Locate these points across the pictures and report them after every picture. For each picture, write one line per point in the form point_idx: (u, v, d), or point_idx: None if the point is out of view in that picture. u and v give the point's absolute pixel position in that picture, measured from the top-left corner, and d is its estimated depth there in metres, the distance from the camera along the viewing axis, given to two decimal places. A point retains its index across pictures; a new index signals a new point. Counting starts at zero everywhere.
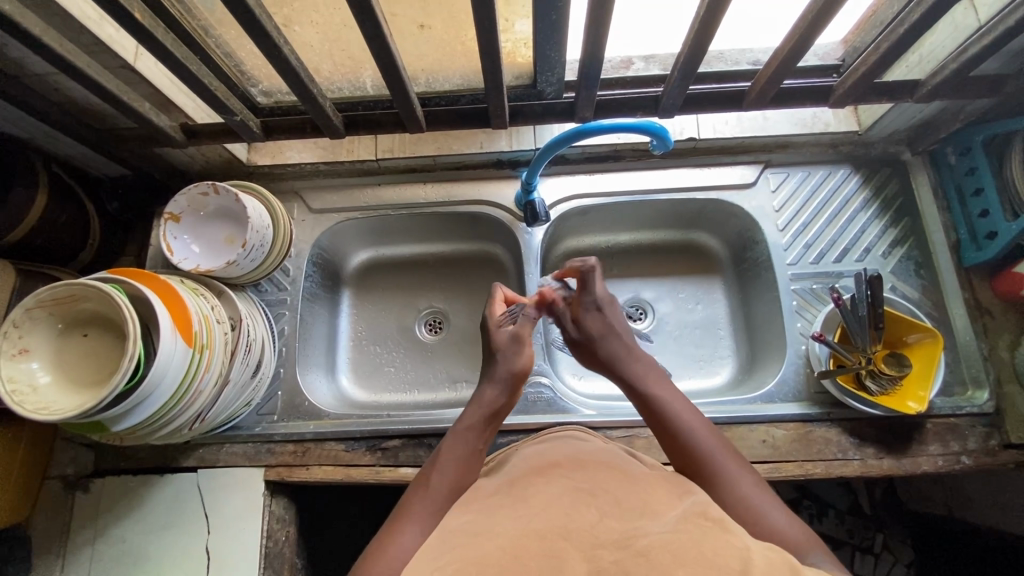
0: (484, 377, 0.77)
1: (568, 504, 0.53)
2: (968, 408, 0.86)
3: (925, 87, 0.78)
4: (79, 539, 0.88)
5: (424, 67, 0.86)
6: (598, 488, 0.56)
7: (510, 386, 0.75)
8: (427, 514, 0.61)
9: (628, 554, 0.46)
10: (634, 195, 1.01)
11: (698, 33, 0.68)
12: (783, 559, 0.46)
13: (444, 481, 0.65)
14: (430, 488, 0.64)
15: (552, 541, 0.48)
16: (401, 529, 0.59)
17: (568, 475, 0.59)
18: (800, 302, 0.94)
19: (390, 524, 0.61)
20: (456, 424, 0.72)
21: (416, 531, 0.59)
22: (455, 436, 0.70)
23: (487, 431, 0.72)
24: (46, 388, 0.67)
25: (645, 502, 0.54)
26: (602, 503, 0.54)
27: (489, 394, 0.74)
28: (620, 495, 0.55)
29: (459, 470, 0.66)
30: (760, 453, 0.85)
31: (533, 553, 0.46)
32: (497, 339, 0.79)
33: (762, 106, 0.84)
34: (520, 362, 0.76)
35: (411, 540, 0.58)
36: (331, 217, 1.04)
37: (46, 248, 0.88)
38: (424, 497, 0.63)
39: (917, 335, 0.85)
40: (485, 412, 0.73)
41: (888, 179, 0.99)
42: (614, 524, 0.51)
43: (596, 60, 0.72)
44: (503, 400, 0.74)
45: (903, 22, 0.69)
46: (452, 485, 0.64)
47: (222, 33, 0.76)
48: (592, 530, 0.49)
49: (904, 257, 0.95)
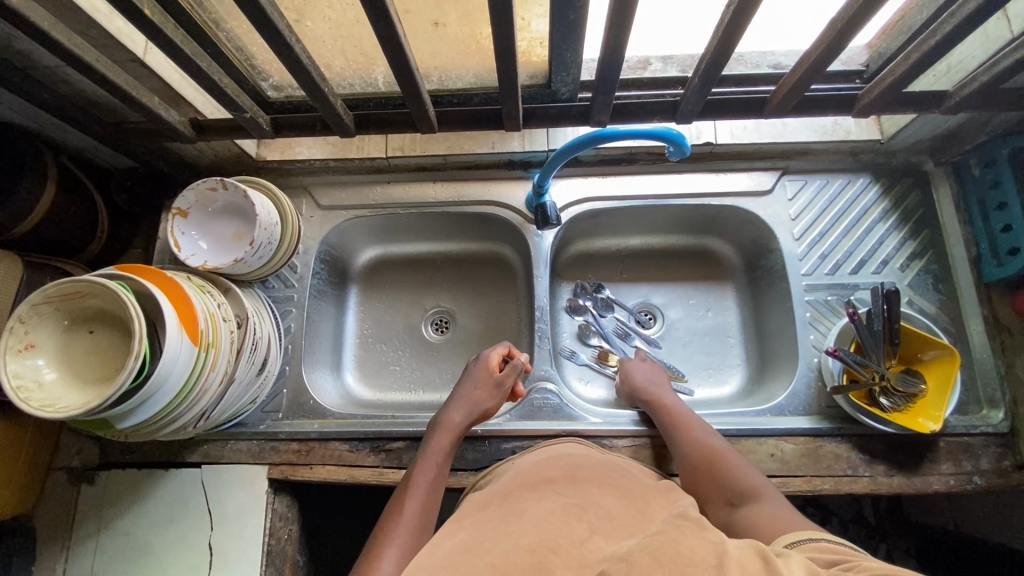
0: (453, 402, 0.84)
1: (560, 517, 0.52)
2: (981, 428, 0.85)
3: (953, 99, 0.75)
4: (83, 531, 0.89)
5: (437, 65, 0.85)
6: (589, 503, 0.55)
7: (476, 418, 0.83)
8: (404, 542, 0.63)
9: (611, 561, 0.44)
10: (647, 199, 0.99)
11: (722, 38, 0.65)
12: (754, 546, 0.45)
13: (417, 507, 0.68)
14: (403, 514, 0.67)
15: (543, 554, 0.46)
16: (382, 553, 0.61)
17: (560, 491, 0.58)
18: (813, 314, 0.93)
19: (369, 552, 0.63)
20: (424, 449, 0.77)
21: (393, 556, 0.61)
22: (425, 463, 0.75)
23: (449, 454, 0.77)
24: (52, 384, 0.67)
25: (635, 521, 0.52)
26: (593, 517, 0.53)
27: (453, 419, 0.81)
28: (613, 512, 0.54)
29: (428, 496, 0.70)
30: (768, 467, 0.84)
31: (522, 565, 0.45)
32: (482, 375, 0.86)
33: (783, 114, 0.82)
34: (489, 403, 0.84)
35: (388, 565, 0.60)
36: (340, 214, 1.03)
37: (55, 241, 0.87)
38: (401, 523, 0.66)
39: (934, 352, 0.82)
40: (452, 437, 0.79)
41: (909, 189, 0.96)
42: (602, 541, 0.49)
43: (614, 64, 0.70)
44: (465, 427, 0.81)
45: (934, 32, 0.67)
46: (423, 509, 0.69)
47: (232, 27, 0.74)
48: (582, 546, 0.47)
49: (922, 270, 0.93)
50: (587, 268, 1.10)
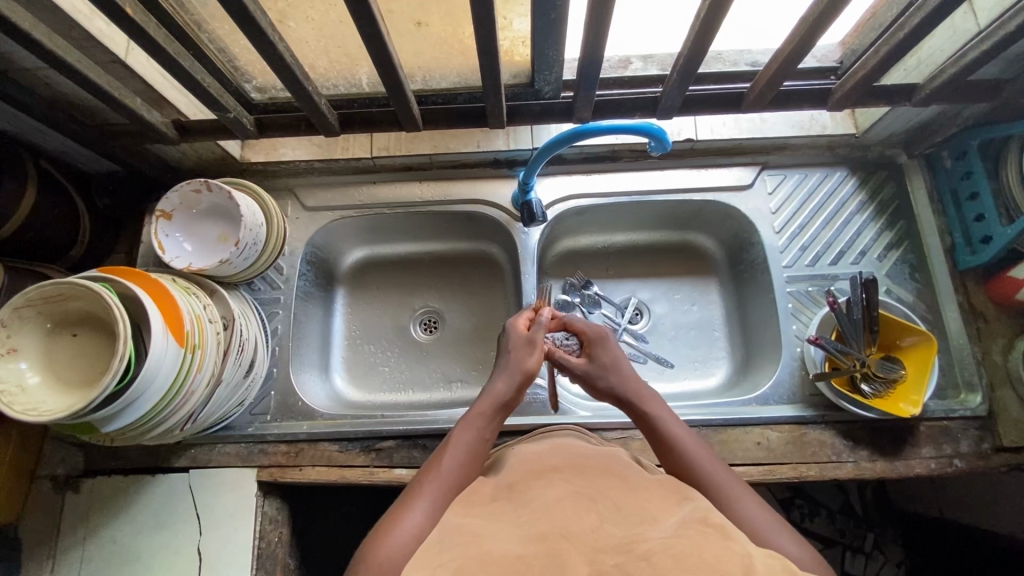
0: (500, 368, 0.76)
1: (568, 509, 0.52)
2: (960, 412, 0.87)
3: (924, 91, 0.78)
4: (69, 540, 0.87)
5: (421, 65, 0.85)
6: (598, 493, 0.55)
7: (523, 380, 0.74)
8: (432, 498, 0.59)
9: (628, 557, 0.46)
10: (630, 195, 1.01)
11: (697, 35, 0.67)
12: (780, 562, 0.46)
13: (451, 466, 0.63)
14: (440, 472, 0.63)
15: (555, 542, 0.48)
16: (408, 508, 0.58)
17: (568, 478, 0.58)
18: (795, 304, 0.94)
19: (398, 504, 0.60)
20: (467, 413, 0.71)
21: (420, 512, 0.58)
22: (466, 425, 0.69)
23: (496, 418, 0.70)
24: (35, 388, 0.66)
25: (644, 508, 0.53)
26: (604, 508, 0.53)
27: (497, 385, 0.73)
28: (621, 501, 0.54)
29: (468, 457, 0.65)
30: (755, 456, 0.86)
31: (537, 553, 0.46)
32: (512, 339, 0.79)
33: (761, 109, 0.84)
34: (529, 362, 0.76)
35: (413, 520, 0.57)
36: (326, 216, 1.03)
37: (37, 246, 0.86)
38: (434, 480, 0.62)
39: (912, 339, 0.84)
40: (496, 403, 0.71)
41: (884, 181, 0.99)
42: (614, 529, 0.50)
43: (595, 60, 0.71)
44: (512, 392, 0.73)
45: (903, 26, 0.69)
46: (462, 470, 0.63)
47: (215, 29, 0.74)
48: (597, 535, 0.49)
49: (899, 260, 0.95)
50: (574, 264, 1.11)
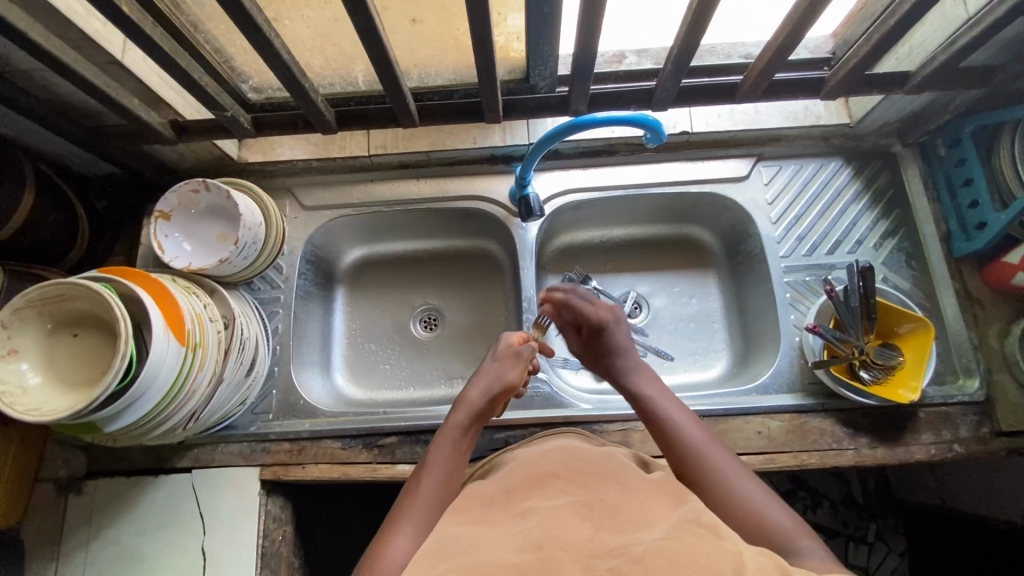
0: (476, 379, 0.79)
1: (564, 513, 0.53)
2: (959, 398, 0.87)
3: (916, 78, 0.79)
4: (72, 543, 0.87)
5: (417, 62, 0.86)
6: (595, 499, 0.55)
7: (500, 393, 0.77)
8: (417, 523, 0.60)
9: (622, 560, 0.46)
10: (627, 189, 1.01)
11: (688, 28, 0.68)
12: (770, 561, 0.46)
13: (431, 489, 0.65)
14: (418, 496, 0.64)
15: (549, 550, 0.48)
16: (392, 535, 0.59)
17: (566, 486, 0.58)
18: (793, 294, 0.95)
19: (381, 532, 0.60)
20: (442, 427, 0.73)
21: (405, 538, 0.58)
22: (441, 441, 0.71)
23: (468, 431, 0.73)
24: (36, 389, 0.66)
25: (640, 513, 0.53)
26: (598, 514, 0.53)
27: (472, 397, 0.76)
28: (618, 505, 0.55)
29: (445, 475, 0.67)
30: (756, 445, 0.86)
31: (532, 562, 0.46)
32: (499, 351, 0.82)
33: (755, 98, 0.84)
34: (512, 375, 0.79)
35: (400, 547, 0.57)
36: (324, 214, 1.03)
37: (36, 248, 0.86)
38: (413, 505, 0.63)
39: (910, 325, 0.85)
40: (470, 415, 0.74)
41: (879, 170, 1.00)
42: (609, 537, 0.50)
43: (590, 54, 0.72)
44: (487, 403, 0.76)
45: (893, 14, 0.70)
46: (440, 491, 0.65)
47: (210, 29, 0.75)
48: (591, 541, 0.49)
49: (895, 248, 0.96)
50: (572, 259, 1.12)
